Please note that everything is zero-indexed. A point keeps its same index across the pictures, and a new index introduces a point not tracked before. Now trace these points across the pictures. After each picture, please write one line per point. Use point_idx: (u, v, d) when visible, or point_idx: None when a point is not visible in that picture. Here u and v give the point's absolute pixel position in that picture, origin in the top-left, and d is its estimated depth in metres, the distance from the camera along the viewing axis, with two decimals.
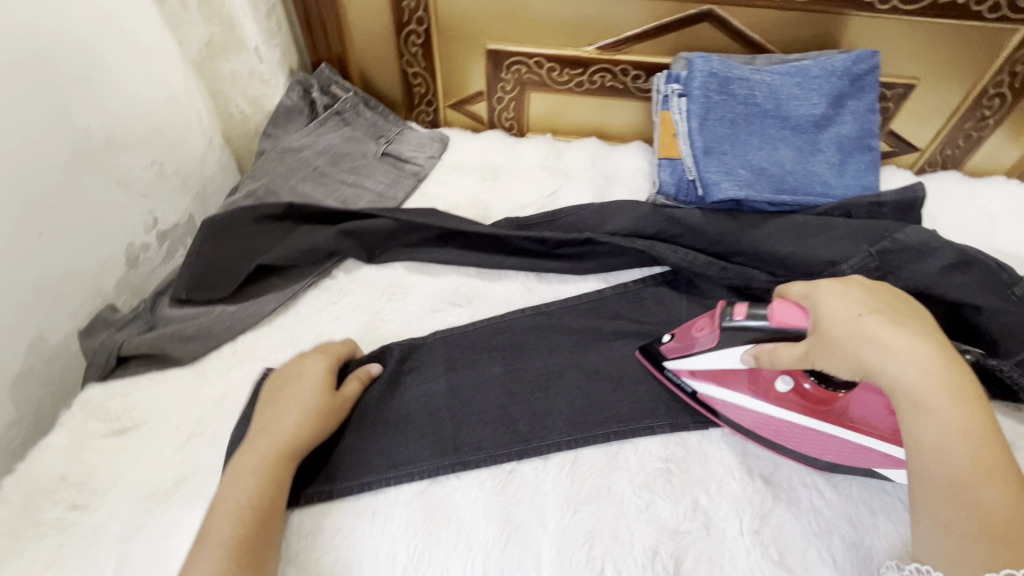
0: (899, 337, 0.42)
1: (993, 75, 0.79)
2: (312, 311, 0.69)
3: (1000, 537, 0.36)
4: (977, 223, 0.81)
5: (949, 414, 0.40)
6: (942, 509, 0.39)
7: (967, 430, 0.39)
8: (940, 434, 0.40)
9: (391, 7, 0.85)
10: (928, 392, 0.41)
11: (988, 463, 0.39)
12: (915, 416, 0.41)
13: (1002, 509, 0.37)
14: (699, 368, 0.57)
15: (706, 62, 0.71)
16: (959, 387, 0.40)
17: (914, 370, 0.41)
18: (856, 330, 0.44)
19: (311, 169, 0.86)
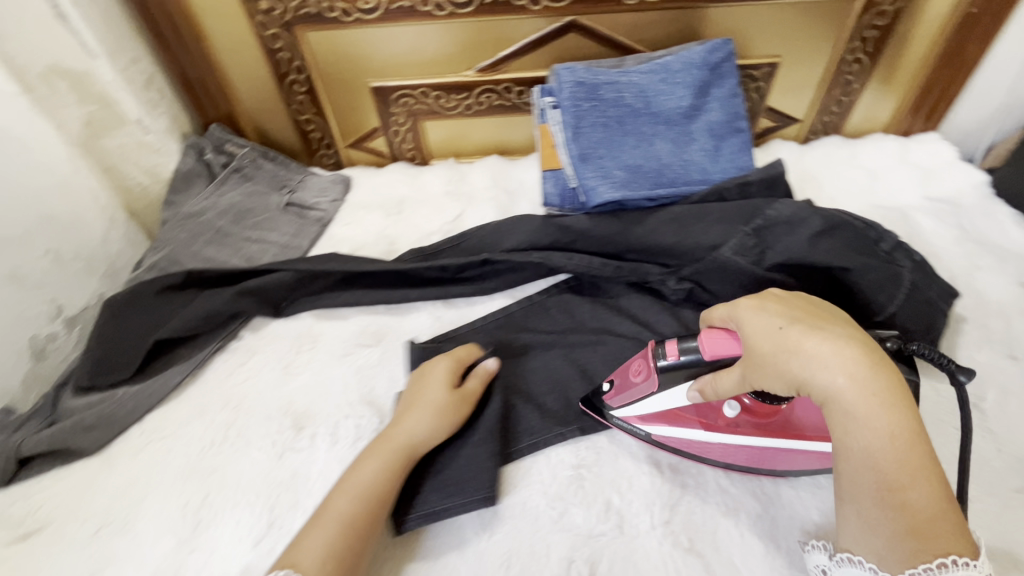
0: (825, 347, 0.43)
1: (848, 43, 0.83)
2: (220, 376, 0.69)
3: (926, 534, 0.38)
4: (857, 183, 0.86)
5: (878, 419, 0.40)
6: (869, 508, 0.40)
7: (894, 433, 0.40)
8: (871, 440, 0.40)
9: (268, 62, 0.86)
10: (859, 402, 0.41)
11: (914, 463, 0.40)
12: (844, 424, 0.42)
13: (928, 507, 0.39)
14: (649, 411, 0.56)
15: (572, 72, 0.73)
16: (886, 390, 0.41)
17: (842, 377, 0.42)
18: (783, 343, 0.44)
19: (214, 231, 0.86)
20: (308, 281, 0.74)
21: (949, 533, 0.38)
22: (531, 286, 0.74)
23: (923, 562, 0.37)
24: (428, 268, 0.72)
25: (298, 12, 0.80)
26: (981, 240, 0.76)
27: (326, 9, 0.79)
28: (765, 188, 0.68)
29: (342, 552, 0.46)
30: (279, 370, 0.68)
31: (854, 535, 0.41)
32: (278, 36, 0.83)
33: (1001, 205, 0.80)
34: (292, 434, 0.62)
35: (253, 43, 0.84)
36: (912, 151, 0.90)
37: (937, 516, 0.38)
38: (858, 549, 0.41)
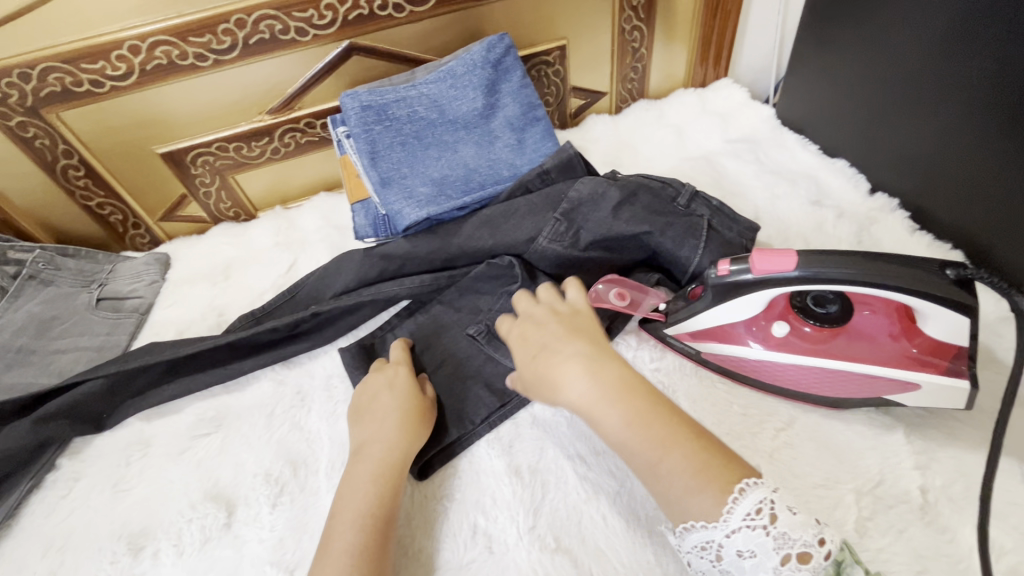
0: (568, 364, 0.46)
1: (621, 14, 0.87)
2: (40, 518, 0.60)
3: (709, 479, 0.40)
4: (667, 140, 0.90)
5: (615, 414, 0.43)
6: (655, 482, 0.41)
7: (634, 417, 0.43)
8: (621, 429, 0.43)
9: (28, 153, 0.77)
10: (595, 404, 0.44)
11: (661, 432, 0.42)
12: (598, 423, 0.44)
13: (690, 461, 0.41)
14: (698, 329, 0.58)
15: (355, 96, 0.70)
16: (613, 388, 0.44)
17: (581, 386, 0.45)
18: (538, 364, 0.48)
19: (13, 353, 0.75)
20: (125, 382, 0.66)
21: (723, 468, 0.40)
22: (375, 322, 0.72)
23: (727, 497, 0.39)
24: (256, 334, 0.67)
25: (39, 93, 0.71)
26: (776, 168, 0.83)
27: (72, 84, 0.71)
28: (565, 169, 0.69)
29: (362, 546, 0.47)
30: (109, 491, 0.61)
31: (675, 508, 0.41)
32: (28, 123, 0.74)
33: (787, 132, 0.87)
34: (130, 559, 0.55)
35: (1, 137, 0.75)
36: (711, 99, 0.96)
37: (701, 467, 0.40)
38: (680, 518, 0.40)
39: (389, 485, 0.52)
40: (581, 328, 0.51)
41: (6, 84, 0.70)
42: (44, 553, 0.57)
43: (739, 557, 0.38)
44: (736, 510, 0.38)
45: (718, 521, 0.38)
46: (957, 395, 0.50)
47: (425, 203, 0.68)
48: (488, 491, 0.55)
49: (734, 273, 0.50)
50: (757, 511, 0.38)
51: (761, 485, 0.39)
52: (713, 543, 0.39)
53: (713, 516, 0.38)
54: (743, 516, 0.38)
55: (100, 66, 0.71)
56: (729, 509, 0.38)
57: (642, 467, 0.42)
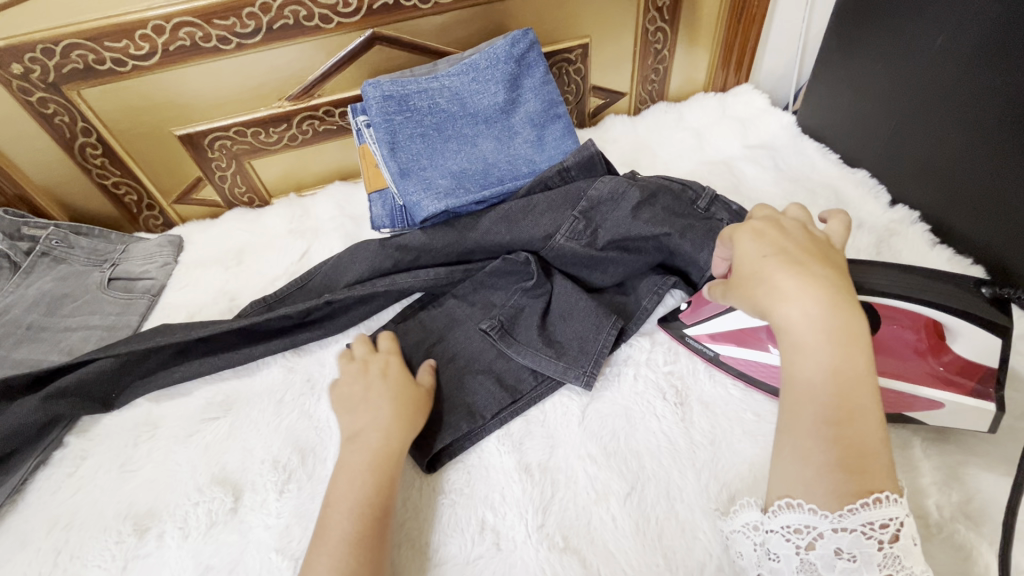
0: (799, 283, 0.40)
1: (646, 14, 0.86)
2: (46, 495, 0.60)
3: (854, 467, 0.36)
4: (686, 143, 0.90)
5: (827, 356, 0.38)
6: (808, 443, 0.37)
7: (841, 369, 0.37)
8: (814, 375, 0.38)
9: (47, 129, 0.77)
10: (810, 336, 0.38)
11: (857, 402, 0.37)
12: (794, 357, 0.39)
13: (846, 448, 0.36)
14: (718, 329, 0.59)
15: (377, 86, 0.70)
16: (848, 327, 0.38)
17: (813, 308, 0.38)
18: (761, 268, 0.42)
19: (23, 329, 0.75)
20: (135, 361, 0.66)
21: (878, 469, 0.36)
22: (387, 313, 0.72)
23: (860, 496, 0.36)
24: (268, 320, 0.67)
25: (61, 70, 0.71)
26: (795, 176, 0.82)
27: (94, 62, 0.71)
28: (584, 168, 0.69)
29: (359, 536, 0.47)
30: (116, 470, 0.61)
31: (805, 481, 0.37)
32: (48, 99, 0.74)
33: (808, 141, 0.87)
34: (135, 540, 0.55)
35: (20, 112, 0.74)
36: (731, 104, 0.95)
37: (863, 455, 0.36)
38: (801, 494, 0.37)
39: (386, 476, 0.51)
40: (835, 260, 0.42)
41: (30, 59, 0.70)
42: (48, 531, 0.57)
43: (835, 556, 0.36)
44: (855, 514, 0.35)
45: (833, 513, 0.36)
46: (980, 416, 0.49)
47: (444, 196, 0.67)
48: (496, 487, 0.54)
49: None
50: (881, 526, 0.35)
51: (898, 504, 0.36)
52: (811, 530, 0.37)
53: (834, 505, 0.36)
54: (862, 523, 0.35)
55: (123, 45, 0.71)
56: (853, 509, 0.36)
57: (804, 423, 0.38)
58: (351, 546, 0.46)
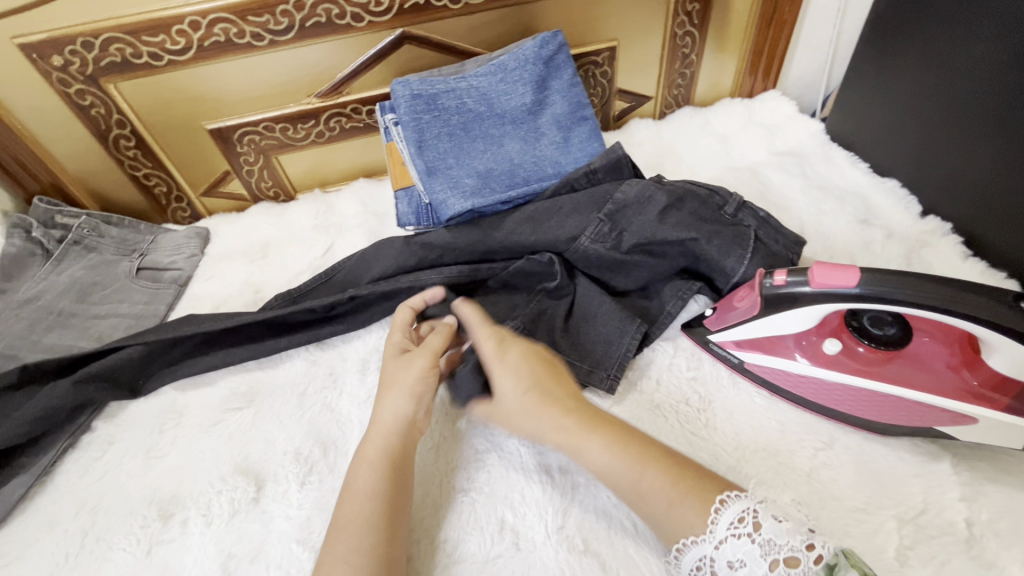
0: (545, 408, 0.53)
1: (675, 18, 0.86)
2: (74, 478, 0.61)
3: (680, 493, 0.44)
4: (712, 148, 0.89)
5: (595, 441, 0.49)
6: (643, 495, 0.46)
7: (614, 442, 0.49)
8: (601, 457, 0.49)
9: (84, 120, 0.78)
10: (579, 436, 0.50)
11: (637, 457, 0.48)
12: (584, 453, 0.50)
13: (666, 479, 0.46)
14: (744, 337, 0.58)
15: (406, 85, 0.71)
16: (589, 418, 0.51)
17: (560, 423, 0.52)
18: (523, 407, 0.54)
19: (54, 315, 0.76)
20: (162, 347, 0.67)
21: (706, 487, 0.44)
22: None
23: (707, 512, 0.43)
24: (292, 313, 0.68)
25: (99, 63, 0.73)
26: (823, 184, 0.81)
27: (131, 55, 0.73)
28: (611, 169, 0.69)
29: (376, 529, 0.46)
30: (142, 456, 0.62)
31: (679, 521, 0.43)
32: (85, 91, 0.75)
33: (836, 148, 0.86)
34: (159, 525, 0.56)
35: (58, 102, 0.76)
36: (758, 110, 0.94)
37: (677, 482, 0.45)
38: (682, 532, 0.43)
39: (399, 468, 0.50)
40: (562, 378, 0.56)
41: (70, 51, 0.71)
42: (76, 514, 0.58)
43: (730, 568, 0.41)
44: (719, 522, 0.42)
45: (707, 533, 0.42)
46: (1014, 432, 0.49)
47: (470, 195, 0.68)
48: (516, 488, 0.54)
49: (790, 284, 0.51)
50: (739, 521, 0.41)
51: (743, 497, 0.42)
52: (705, 559, 0.42)
53: (701, 529, 0.42)
54: (726, 528, 0.41)
55: (160, 39, 0.72)
56: (713, 519, 0.42)
57: (628, 488, 0.47)
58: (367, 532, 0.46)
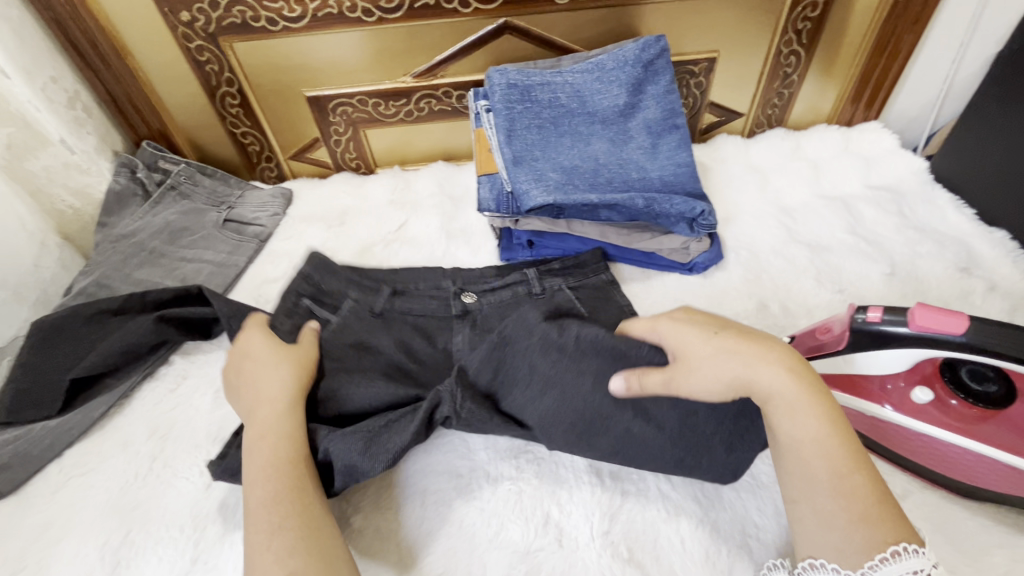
0: (760, 351, 0.45)
1: (782, 36, 0.83)
2: (147, 404, 0.65)
3: (874, 517, 0.39)
4: (803, 172, 0.85)
5: (815, 410, 0.43)
6: (829, 500, 0.40)
7: (829, 420, 0.43)
8: (812, 432, 0.42)
9: (198, 75, 0.84)
10: (799, 394, 0.43)
11: (848, 447, 0.42)
12: (791, 416, 0.43)
13: (872, 487, 0.40)
14: (820, 372, 0.56)
15: (503, 74, 0.72)
16: (815, 382, 0.44)
17: (780, 373, 0.44)
18: (721, 349, 0.46)
19: (147, 252, 0.82)
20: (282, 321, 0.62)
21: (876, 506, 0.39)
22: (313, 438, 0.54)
23: (878, 551, 0.38)
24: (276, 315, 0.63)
25: (222, 22, 0.77)
26: (921, 225, 0.76)
27: (250, 18, 0.77)
28: (352, 274, 0.67)
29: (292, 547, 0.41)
30: (211, 395, 0.66)
31: (835, 540, 0.39)
32: (204, 47, 0.80)
33: (940, 190, 0.81)
34: None
35: (178, 55, 0.81)
36: (855, 140, 0.90)
37: (876, 499, 0.40)
38: (829, 556, 0.39)
39: (289, 435, 0.50)
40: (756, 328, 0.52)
41: (197, 9, 0.76)
42: (148, 438, 0.62)
43: None
44: (881, 570, 0.37)
45: (857, 572, 0.38)
46: None
47: (554, 189, 0.67)
48: (562, 485, 0.54)
49: (885, 322, 0.48)
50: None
51: (921, 555, 0.37)
52: None
53: (851, 564, 0.38)
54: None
55: (279, 6, 0.75)
56: (873, 565, 0.37)
57: (808, 474, 0.42)
58: (271, 505, 0.44)
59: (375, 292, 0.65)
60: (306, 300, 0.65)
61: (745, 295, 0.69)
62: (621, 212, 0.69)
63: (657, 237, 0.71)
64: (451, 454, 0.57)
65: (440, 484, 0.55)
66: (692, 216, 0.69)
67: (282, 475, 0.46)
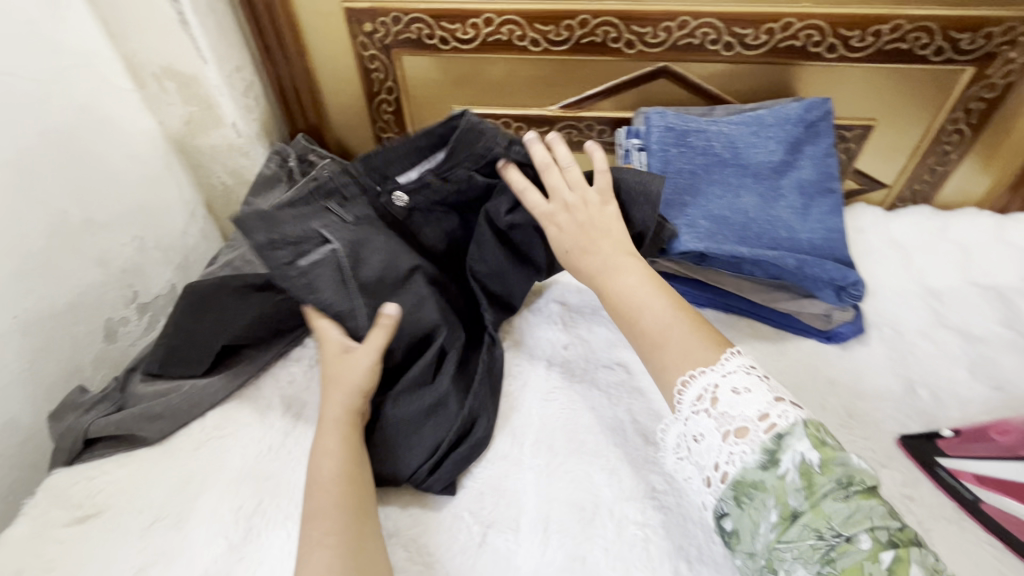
0: (595, 265, 0.59)
1: (949, 113, 0.80)
2: (281, 381, 0.69)
3: (694, 331, 0.52)
4: (950, 256, 0.81)
5: (629, 279, 0.57)
6: (654, 328, 0.53)
7: (643, 281, 0.57)
8: (630, 289, 0.56)
9: (363, 80, 0.90)
10: (621, 284, 0.57)
11: (664, 303, 0.55)
12: (617, 286, 0.57)
13: (676, 324, 0.53)
14: (987, 474, 0.56)
15: (662, 117, 0.74)
16: (629, 266, 0.58)
17: (599, 263, 0.59)
18: (574, 262, 0.61)
19: None
20: (355, 322, 0.60)
21: None
22: (403, 410, 0.59)
23: (683, 376, 0.49)
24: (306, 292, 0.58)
25: (398, 36, 0.83)
26: None
27: (426, 35, 0.82)
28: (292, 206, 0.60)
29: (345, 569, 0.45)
30: None
31: (664, 373, 0.51)
32: (377, 56, 0.86)
33: None
34: None
35: (351, 59, 0.87)
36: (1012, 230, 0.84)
37: (677, 310, 0.54)
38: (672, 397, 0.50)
39: (337, 454, 0.53)
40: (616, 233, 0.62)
41: (381, 22, 0.82)
42: (282, 414, 0.65)
43: (695, 440, 0.47)
44: (688, 388, 0.48)
45: (679, 410, 0.48)
46: None
47: (705, 237, 0.67)
48: (692, 541, 0.52)
49: None
50: (700, 399, 0.47)
51: (705, 373, 0.48)
52: (688, 436, 0.48)
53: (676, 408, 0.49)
54: (688, 404, 0.48)
55: (455, 27, 0.80)
56: (679, 397, 0.48)
57: (636, 330, 0.55)
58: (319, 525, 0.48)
59: (328, 211, 0.61)
60: (299, 258, 0.57)
61: (890, 376, 0.66)
62: (767, 269, 0.68)
63: (798, 300, 0.70)
64: (575, 483, 0.57)
65: (563, 513, 0.55)
66: (842, 284, 0.67)
67: (331, 490, 0.51)
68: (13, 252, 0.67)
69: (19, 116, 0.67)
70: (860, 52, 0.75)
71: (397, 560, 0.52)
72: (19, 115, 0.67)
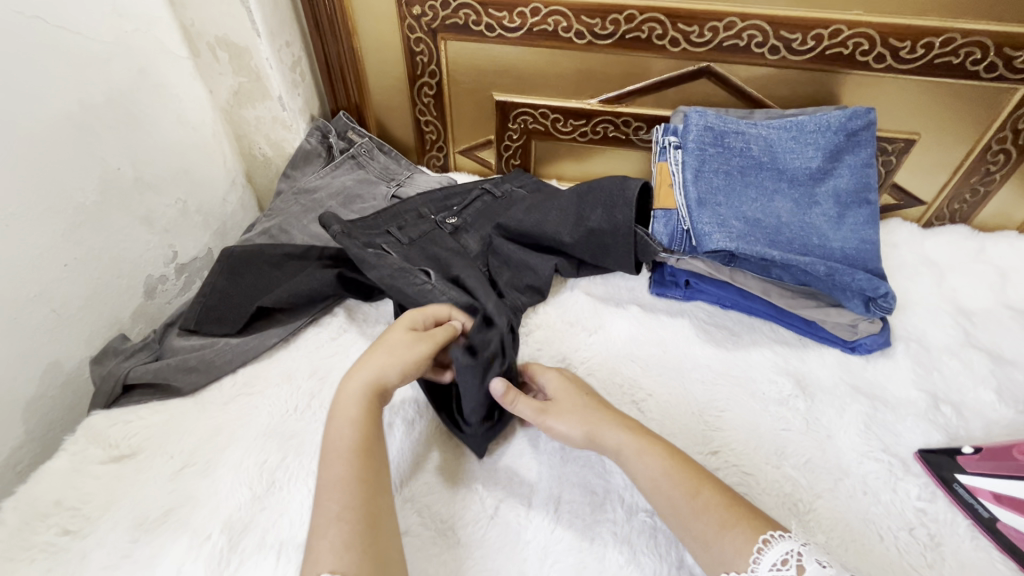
0: (612, 431, 0.55)
1: (996, 132, 0.78)
2: (310, 346, 0.71)
3: (734, 510, 0.47)
4: (985, 278, 0.80)
5: (649, 460, 0.52)
6: (694, 517, 0.47)
7: (663, 461, 0.51)
8: (652, 472, 0.51)
9: (406, 62, 0.91)
10: (643, 459, 0.52)
11: (688, 477, 0.50)
12: (636, 461, 0.52)
13: (717, 500, 0.48)
14: (1006, 492, 0.54)
15: (701, 116, 0.74)
16: (646, 441, 0.54)
17: (617, 437, 0.54)
18: (581, 405, 0.57)
19: (324, 210, 0.89)
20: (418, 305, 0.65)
21: None
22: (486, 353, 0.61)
23: (754, 545, 0.45)
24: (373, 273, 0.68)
25: (445, 21, 0.84)
26: None
27: (472, 21, 0.83)
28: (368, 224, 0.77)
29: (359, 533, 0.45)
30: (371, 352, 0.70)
31: (718, 552, 0.45)
32: (422, 40, 0.88)
33: None
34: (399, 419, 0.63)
35: (397, 41, 0.89)
36: None
37: (729, 505, 0.48)
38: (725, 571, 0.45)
39: (357, 424, 0.51)
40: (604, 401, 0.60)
41: (429, 6, 0.83)
42: (308, 377, 0.67)
43: None
44: (763, 558, 0.44)
45: (749, 572, 0.43)
46: None
47: (735, 238, 0.67)
48: None
49: None
50: (783, 563, 0.43)
51: (787, 538, 0.44)
52: None
53: (743, 567, 0.44)
54: (768, 567, 0.43)
55: (502, 15, 0.81)
56: (756, 558, 0.44)
57: (669, 508, 0.49)
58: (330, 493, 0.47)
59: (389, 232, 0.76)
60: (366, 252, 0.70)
61: (913, 390, 0.65)
62: (795, 274, 0.68)
63: (824, 308, 0.70)
64: (588, 466, 0.58)
65: (575, 494, 0.56)
66: (872, 295, 0.66)
67: (345, 461, 0.50)
68: (67, 203, 0.70)
69: (82, 74, 0.70)
70: (909, 63, 0.74)
71: (410, 523, 0.54)
72: (82, 73, 0.70)
